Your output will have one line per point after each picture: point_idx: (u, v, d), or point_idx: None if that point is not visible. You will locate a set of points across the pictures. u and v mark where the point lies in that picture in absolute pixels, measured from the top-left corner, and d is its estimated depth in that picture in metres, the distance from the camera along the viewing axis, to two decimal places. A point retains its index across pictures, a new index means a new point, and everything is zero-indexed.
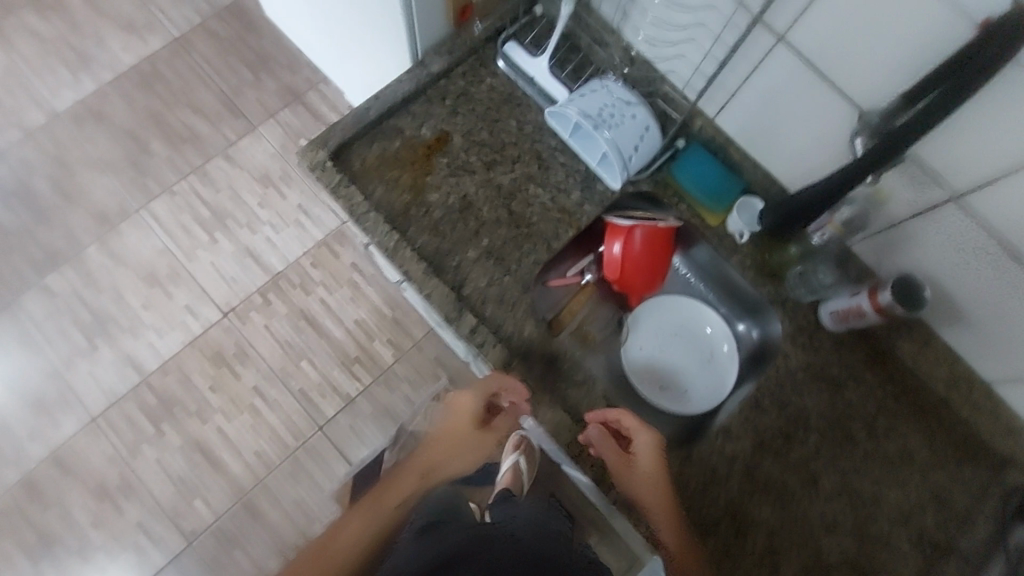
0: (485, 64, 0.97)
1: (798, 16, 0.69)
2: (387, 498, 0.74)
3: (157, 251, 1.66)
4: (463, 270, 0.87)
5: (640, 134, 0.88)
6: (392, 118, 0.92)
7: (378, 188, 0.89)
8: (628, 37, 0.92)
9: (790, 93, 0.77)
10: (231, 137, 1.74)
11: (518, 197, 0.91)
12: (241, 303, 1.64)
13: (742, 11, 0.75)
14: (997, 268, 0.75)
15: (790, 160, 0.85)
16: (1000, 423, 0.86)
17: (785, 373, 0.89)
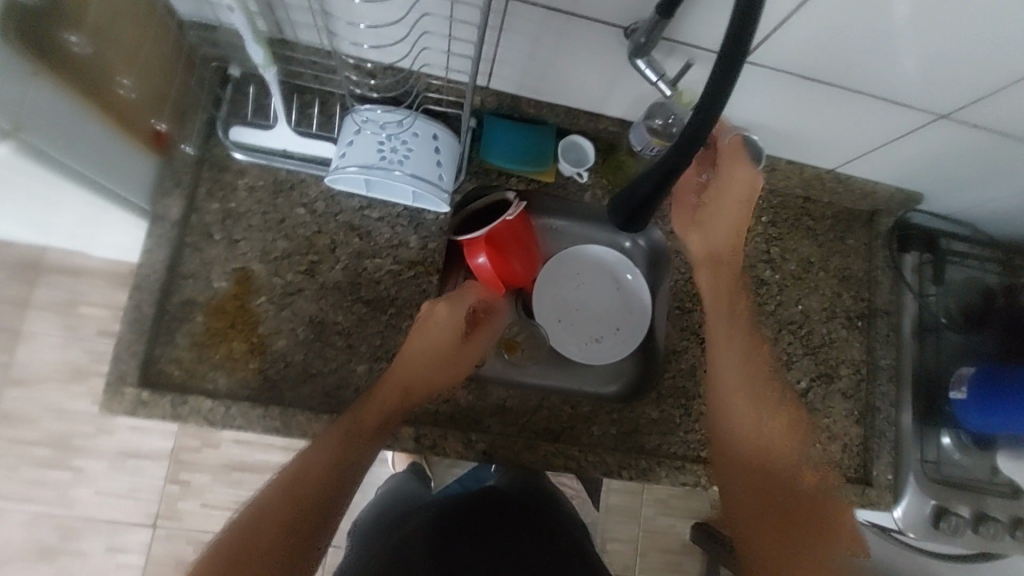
0: (224, 167, 0.79)
1: None
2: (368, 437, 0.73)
3: (29, 522, 1.38)
4: (364, 391, 0.78)
5: (433, 150, 0.77)
6: (174, 294, 0.75)
7: (218, 377, 0.75)
8: (350, 51, 0.77)
9: (550, 38, 0.69)
10: (5, 357, 1.38)
11: (362, 282, 0.80)
12: (161, 504, 1.42)
13: None
14: (803, 91, 0.76)
15: (582, 90, 0.79)
16: (855, 192, 0.94)
17: (687, 267, 0.90)
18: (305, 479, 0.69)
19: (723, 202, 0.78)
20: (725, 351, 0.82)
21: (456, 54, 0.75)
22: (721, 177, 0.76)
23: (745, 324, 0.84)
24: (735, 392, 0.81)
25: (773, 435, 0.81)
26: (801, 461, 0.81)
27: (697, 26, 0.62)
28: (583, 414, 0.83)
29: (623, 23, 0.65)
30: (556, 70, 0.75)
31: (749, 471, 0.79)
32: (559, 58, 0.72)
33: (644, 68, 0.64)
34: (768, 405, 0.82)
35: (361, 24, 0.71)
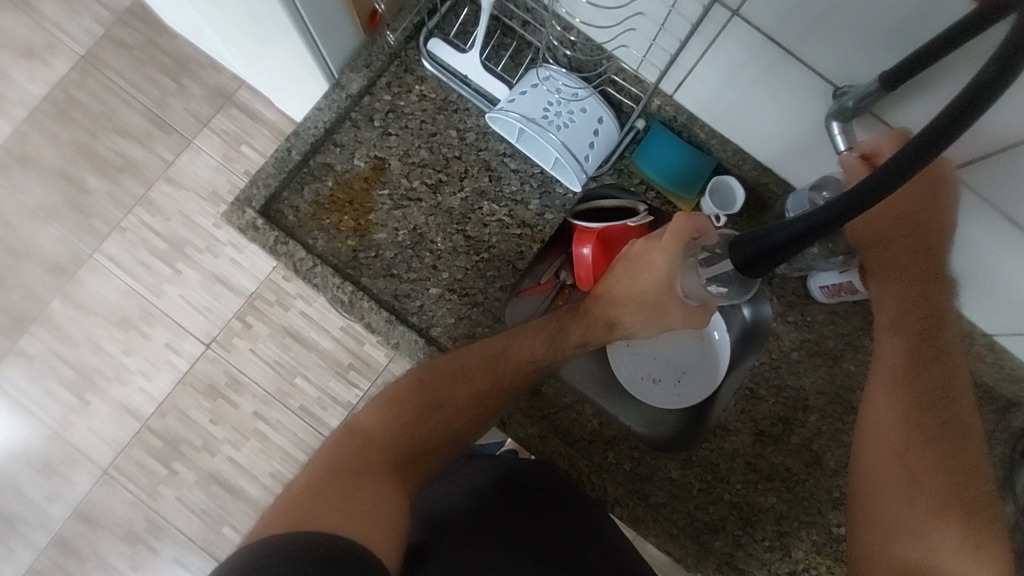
0: (410, 68, 0.86)
1: None
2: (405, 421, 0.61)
3: (123, 292, 1.58)
4: (426, 310, 0.82)
5: (593, 130, 0.80)
6: (319, 154, 0.84)
7: (319, 238, 0.82)
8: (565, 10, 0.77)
9: (754, 70, 0.67)
10: (169, 157, 1.60)
11: (472, 219, 0.84)
12: (221, 331, 1.57)
13: None
14: (997, 233, 0.69)
15: (761, 138, 0.76)
16: (1000, 368, 0.83)
17: (778, 355, 0.85)
18: (359, 445, 0.58)
19: (912, 226, 0.64)
20: (884, 404, 0.65)
21: (660, 49, 0.73)
22: (907, 197, 0.62)
23: (933, 367, 0.64)
24: (885, 449, 0.64)
25: (931, 504, 0.60)
26: (985, 548, 0.57)
27: (916, 114, 0.59)
28: (607, 436, 0.82)
29: (839, 85, 0.62)
30: (745, 104, 0.73)
31: (898, 551, 0.60)
32: (754, 91, 0.70)
33: (837, 132, 0.61)
34: (931, 464, 0.61)
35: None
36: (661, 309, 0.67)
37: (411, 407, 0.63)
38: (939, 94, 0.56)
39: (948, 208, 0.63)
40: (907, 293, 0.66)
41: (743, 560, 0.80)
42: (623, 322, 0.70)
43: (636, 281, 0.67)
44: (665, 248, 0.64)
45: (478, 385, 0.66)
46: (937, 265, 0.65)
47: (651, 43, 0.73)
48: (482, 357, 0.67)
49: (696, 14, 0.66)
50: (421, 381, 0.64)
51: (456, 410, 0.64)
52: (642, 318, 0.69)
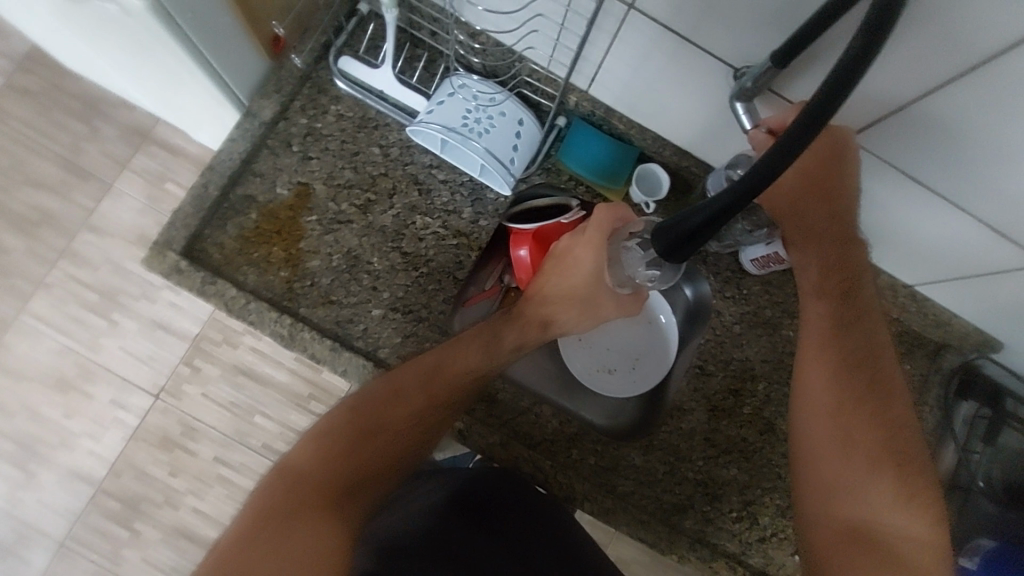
0: (323, 89, 0.84)
1: None
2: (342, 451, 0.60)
3: (56, 352, 1.50)
4: (371, 333, 0.80)
5: (515, 133, 0.80)
6: (239, 187, 0.81)
7: (249, 273, 0.79)
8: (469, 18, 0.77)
9: (658, 59, 0.69)
10: (89, 204, 1.52)
11: (407, 234, 0.83)
12: (169, 379, 1.51)
13: None
14: (903, 190, 0.72)
15: (676, 124, 0.78)
16: (926, 316, 0.88)
17: (721, 331, 0.87)
18: (292, 484, 0.57)
19: (819, 194, 0.67)
20: (815, 366, 0.68)
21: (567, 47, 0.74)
22: (811, 167, 0.65)
23: (852, 327, 0.68)
24: (821, 413, 0.66)
25: (867, 462, 0.63)
26: (915, 496, 0.61)
27: (807, 86, 0.62)
28: (568, 433, 0.82)
29: (738, 66, 0.64)
30: (655, 93, 0.74)
31: (839, 511, 0.63)
32: (659, 79, 0.72)
33: (741, 112, 0.63)
34: (864, 422, 0.64)
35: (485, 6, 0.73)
36: (592, 301, 0.70)
37: (351, 436, 0.61)
38: (823, 68, 0.59)
39: (850, 172, 0.65)
40: (826, 259, 0.69)
41: (713, 535, 0.82)
42: (557, 320, 0.71)
43: (566, 278, 0.69)
44: (589, 241, 0.67)
45: (415, 406, 0.65)
46: (848, 230, 0.68)
47: (555, 41, 0.74)
48: (415, 378, 0.66)
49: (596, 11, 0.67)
50: (355, 409, 0.63)
51: (394, 432, 0.63)
52: (576, 313, 0.70)
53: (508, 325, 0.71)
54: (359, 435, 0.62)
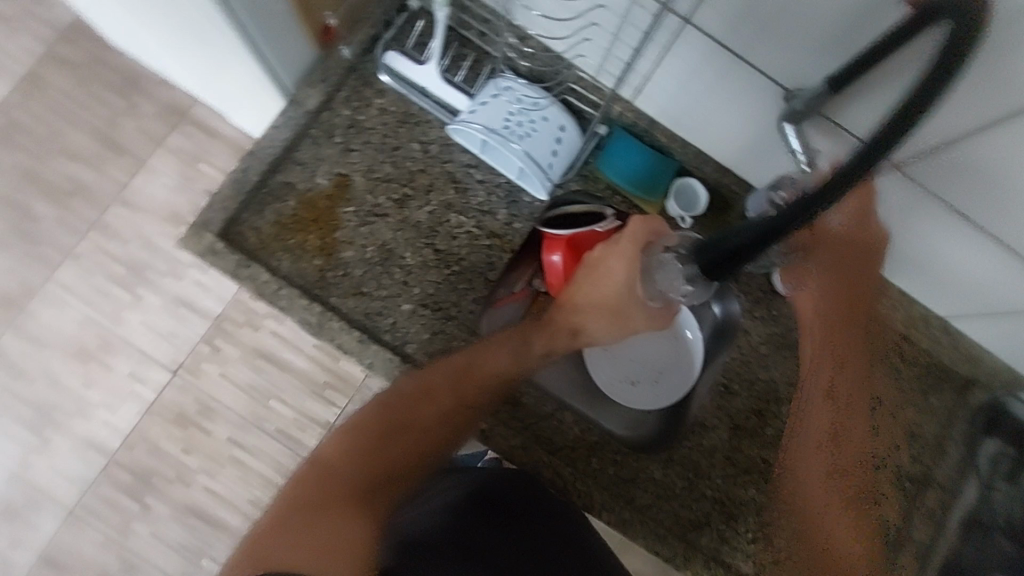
0: (368, 82, 0.84)
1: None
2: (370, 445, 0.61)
3: (80, 323, 1.52)
4: (399, 327, 0.81)
5: (556, 138, 0.80)
6: (279, 174, 0.82)
7: (283, 259, 0.80)
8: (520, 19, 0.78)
9: (708, 74, 0.68)
10: (122, 179, 1.55)
11: (441, 232, 0.83)
12: (188, 357, 1.53)
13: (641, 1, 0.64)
14: (949, 226, 0.72)
15: (718, 140, 0.78)
16: (957, 350, 0.87)
17: (749, 351, 0.87)
18: (321, 478, 0.58)
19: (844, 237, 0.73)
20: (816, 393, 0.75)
21: (616, 57, 0.74)
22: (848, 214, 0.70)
23: (844, 363, 0.75)
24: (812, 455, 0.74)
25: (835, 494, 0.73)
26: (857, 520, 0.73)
27: (865, 117, 0.61)
28: (588, 441, 0.83)
29: (787, 87, 0.64)
30: (701, 108, 0.74)
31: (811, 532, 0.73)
32: (707, 95, 0.71)
33: (790, 133, 0.63)
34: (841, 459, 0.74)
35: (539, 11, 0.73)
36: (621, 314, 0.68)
37: (378, 429, 0.62)
38: (883, 95, 0.57)
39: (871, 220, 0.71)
40: (836, 293, 0.75)
41: (730, 554, 0.82)
42: (586, 329, 0.71)
43: (597, 288, 0.66)
44: (621, 252, 0.64)
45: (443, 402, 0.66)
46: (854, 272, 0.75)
47: (608, 49, 0.74)
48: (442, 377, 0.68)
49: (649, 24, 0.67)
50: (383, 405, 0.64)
51: (422, 428, 0.64)
52: (604, 325, 0.69)
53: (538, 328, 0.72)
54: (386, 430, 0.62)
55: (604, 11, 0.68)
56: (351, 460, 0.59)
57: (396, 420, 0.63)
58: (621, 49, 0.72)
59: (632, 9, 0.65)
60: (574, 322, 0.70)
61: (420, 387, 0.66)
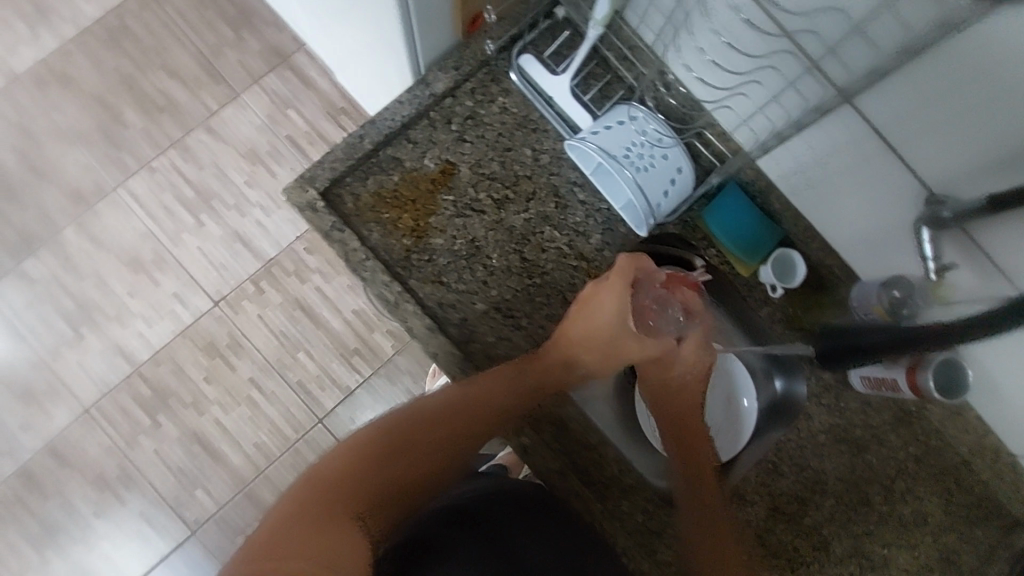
0: (497, 79, 0.84)
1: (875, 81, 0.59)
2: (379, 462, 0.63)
3: (140, 233, 1.56)
4: (469, 325, 0.80)
5: (670, 179, 0.79)
6: (390, 147, 0.82)
7: (374, 231, 0.80)
8: (670, 58, 0.79)
9: (849, 157, 0.68)
10: (213, 106, 1.58)
11: (531, 241, 0.83)
12: (233, 291, 1.55)
13: (813, 72, 0.65)
14: None
15: (835, 222, 0.76)
16: (1019, 490, 0.83)
17: (806, 436, 0.85)
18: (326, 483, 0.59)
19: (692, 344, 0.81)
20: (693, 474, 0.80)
21: (762, 116, 0.74)
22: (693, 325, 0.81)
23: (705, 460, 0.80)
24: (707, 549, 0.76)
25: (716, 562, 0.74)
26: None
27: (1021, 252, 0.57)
28: (623, 484, 0.80)
29: (932, 187, 0.62)
30: (828, 187, 0.73)
31: None
32: (842, 179, 0.70)
33: (926, 240, 0.60)
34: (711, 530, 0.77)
35: (705, 54, 0.75)
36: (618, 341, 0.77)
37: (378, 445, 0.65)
38: None
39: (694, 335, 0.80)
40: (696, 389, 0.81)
41: None
42: (583, 363, 0.78)
43: (591, 322, 0.75)
44: (613, 290, 0.74)
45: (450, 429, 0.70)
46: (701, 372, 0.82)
47: (756, 109, 0.74)
48: (452, 405, 0.71)
49: (811, 96, 0.67)
50: (394, 426, 0.67)
51: (427, 452, 0.67)
52: (602, 359, 0.78)
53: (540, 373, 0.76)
54: (395, 450, 0.65)
55: (773, 73, 0.69)
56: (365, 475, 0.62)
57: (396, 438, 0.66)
58: (772, 111, 0.72)
59: (801, 77, 0.66)
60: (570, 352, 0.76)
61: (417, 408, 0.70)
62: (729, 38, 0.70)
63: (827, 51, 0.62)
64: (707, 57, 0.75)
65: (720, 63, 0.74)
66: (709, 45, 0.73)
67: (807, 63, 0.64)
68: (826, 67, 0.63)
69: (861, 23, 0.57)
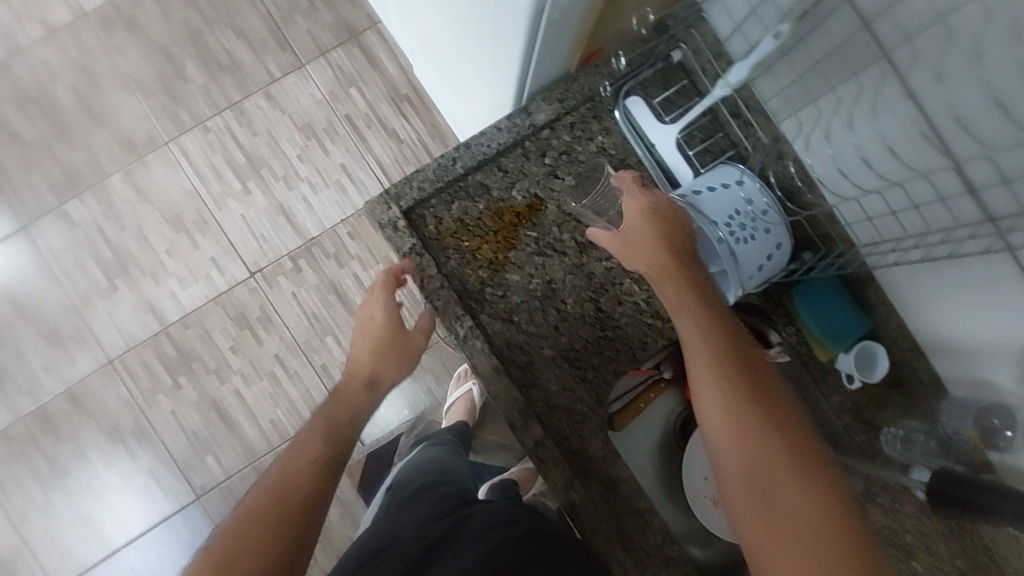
0: (599, 116, 0.81)
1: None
2: (236, 558, 0.53)
3: (186, 192, 1.52)
4: (534, 369, 0.78)
5: (769, 254, 0.75)
6: (480, 172, 0.79)
7: (452, 258, 0.78)
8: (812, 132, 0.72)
9: (985, 284, 0.61)
10: (276, 74, 1.54)
11: (609, 292, 0.80)
12: (270, 265, 1.51)
13: (970, 196, 0.56)
14: None
15: (937, 333, 0.71)
16: None
17: None
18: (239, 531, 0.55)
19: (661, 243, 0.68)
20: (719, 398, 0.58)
21: (894, 219, 0.66)
22: (642, 223, 0.69)
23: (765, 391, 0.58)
24: (733, 470, 0.55)
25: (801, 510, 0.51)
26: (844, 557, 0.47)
27: None
28: (665, 555, 0.77)
29: None
30: (941, 302, 0.68)
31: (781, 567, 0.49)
32: (960, 296, 0.65)
33: None
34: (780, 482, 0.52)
35: (851, 137, 0.67)
36: (408, 346, 0.74)
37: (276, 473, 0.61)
38: None
39: (681, 228, 0.69)
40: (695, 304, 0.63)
41: None
42: (379, 374, 0.72)
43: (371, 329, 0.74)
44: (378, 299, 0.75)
45: (294, 482, 0.60)
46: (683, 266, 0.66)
47: (889, 212, 0.66)
48: (274, 478, 0.61)
49: (962, 221, 0.58)
50: (231, 525, 0.56)
51: (295, 492, 0.59)
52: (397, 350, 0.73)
53: (348, 394, 0.71)
54: (244, 539, 0.54)
55: (925, 185, 0.60)
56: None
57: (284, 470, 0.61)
58: (909, 217, 0.64)
59: (957, 197, 0.57)
60: (370, 369, 0.72)
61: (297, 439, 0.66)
62: (889, 132, 0.62)
63: (1001, 180, 0.52)
64: (852, 141, 0.67)
65: (867, 157, 0.66)
66: (864, 133, 0.65)
67: (969, 184, 0.56)
68: (990, 197, 0.54)
69: None
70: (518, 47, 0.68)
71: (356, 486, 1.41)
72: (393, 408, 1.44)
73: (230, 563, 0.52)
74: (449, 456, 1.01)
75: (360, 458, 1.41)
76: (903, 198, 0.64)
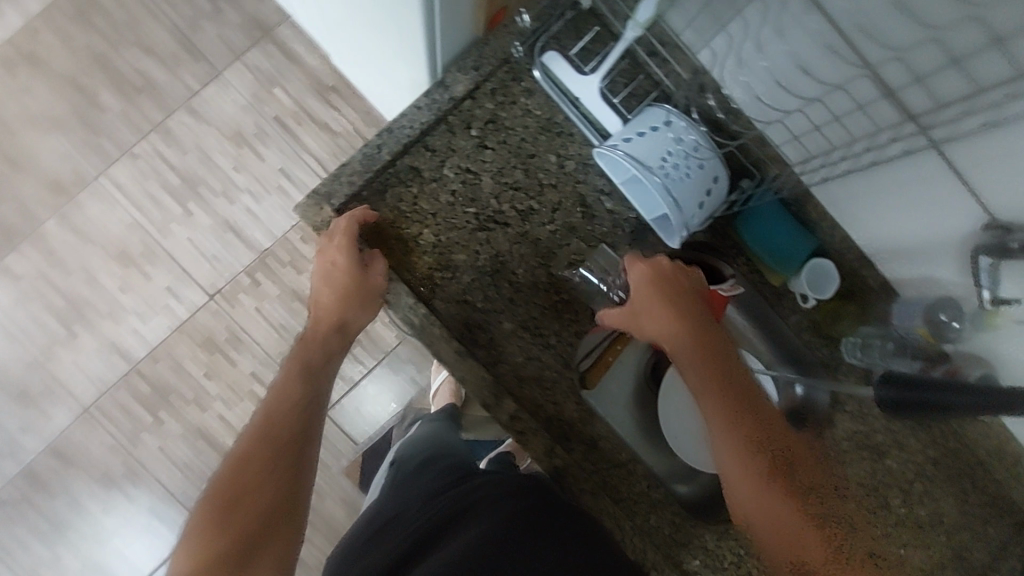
0: (518, 77, 0.78)
1: (954, 119, 0.55)
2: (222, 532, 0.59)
3: (126, 225, 1.47)
4: (497, 345, 0.78)
5: (707, 189, 0.74)
6: (407, 155, 0.77)
7: (395, 248, 0.77)
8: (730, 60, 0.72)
9: (912, 180, 0.64)
10: (194, 86, 1.47)
11: (557, 255, 0.80)
12: (228, 284, 1.48)
13: (888, 99, 0.60)
14: None
15: (876, 238, 0.74)
16: None
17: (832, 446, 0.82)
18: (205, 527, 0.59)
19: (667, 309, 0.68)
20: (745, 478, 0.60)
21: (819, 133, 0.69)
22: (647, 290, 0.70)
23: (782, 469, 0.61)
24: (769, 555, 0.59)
25: None
26: None
27: None
28: (652, 498, 0.80)
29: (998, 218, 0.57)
30: (877, 204, 0.70)
31: None
32: (891, 195, 0.68)
33: (982, 268, 0.59)
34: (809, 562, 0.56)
35: (764, 59, 0.70)
36: (370, 291, 0.73)
37: (242, 461, 0.64)
38: None
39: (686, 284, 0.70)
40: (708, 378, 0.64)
41: None
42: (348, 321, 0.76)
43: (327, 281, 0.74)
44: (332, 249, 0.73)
45: (265, 453, 0.65)
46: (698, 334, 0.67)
47: (814, 128, 0.69)
48: (247, 452, 0.65)
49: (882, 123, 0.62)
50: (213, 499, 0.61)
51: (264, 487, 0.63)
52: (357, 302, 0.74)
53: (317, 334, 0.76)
54: (226, 514, 0.60)
55: (842, 95, 0.64)
56: (217, 543, 0.58)
57: (253, 456, 0.65)
58: (833, 130, 0.67)
59: (876, 101, 0.61)
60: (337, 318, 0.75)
61: (269, 407, 0.70)
62: (802, 55, 0.66)
63: (915, 80, 0.56)
64: (768, 66, 0.70)
65: (784, 83, 0.69)
66: (779, 57, 0.68)
67: (886, 89, 0.59)
68: (907, 96, 0.58)
69: (961, 56, 0.52)
70: (417, 22, 0.65)
71: (355, 485, 1.41)
72: (378, 403, 1.43)
73: (215, 534, 0.58)
74: (442, 430, 1.00)
75: (355, 457, 1.41)
76: (824, 113, 0.67)
